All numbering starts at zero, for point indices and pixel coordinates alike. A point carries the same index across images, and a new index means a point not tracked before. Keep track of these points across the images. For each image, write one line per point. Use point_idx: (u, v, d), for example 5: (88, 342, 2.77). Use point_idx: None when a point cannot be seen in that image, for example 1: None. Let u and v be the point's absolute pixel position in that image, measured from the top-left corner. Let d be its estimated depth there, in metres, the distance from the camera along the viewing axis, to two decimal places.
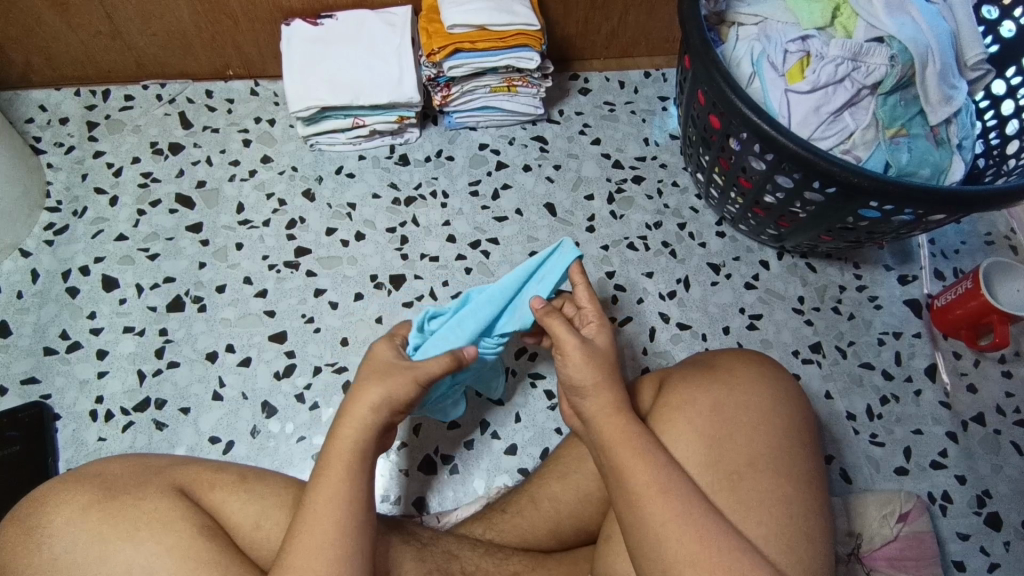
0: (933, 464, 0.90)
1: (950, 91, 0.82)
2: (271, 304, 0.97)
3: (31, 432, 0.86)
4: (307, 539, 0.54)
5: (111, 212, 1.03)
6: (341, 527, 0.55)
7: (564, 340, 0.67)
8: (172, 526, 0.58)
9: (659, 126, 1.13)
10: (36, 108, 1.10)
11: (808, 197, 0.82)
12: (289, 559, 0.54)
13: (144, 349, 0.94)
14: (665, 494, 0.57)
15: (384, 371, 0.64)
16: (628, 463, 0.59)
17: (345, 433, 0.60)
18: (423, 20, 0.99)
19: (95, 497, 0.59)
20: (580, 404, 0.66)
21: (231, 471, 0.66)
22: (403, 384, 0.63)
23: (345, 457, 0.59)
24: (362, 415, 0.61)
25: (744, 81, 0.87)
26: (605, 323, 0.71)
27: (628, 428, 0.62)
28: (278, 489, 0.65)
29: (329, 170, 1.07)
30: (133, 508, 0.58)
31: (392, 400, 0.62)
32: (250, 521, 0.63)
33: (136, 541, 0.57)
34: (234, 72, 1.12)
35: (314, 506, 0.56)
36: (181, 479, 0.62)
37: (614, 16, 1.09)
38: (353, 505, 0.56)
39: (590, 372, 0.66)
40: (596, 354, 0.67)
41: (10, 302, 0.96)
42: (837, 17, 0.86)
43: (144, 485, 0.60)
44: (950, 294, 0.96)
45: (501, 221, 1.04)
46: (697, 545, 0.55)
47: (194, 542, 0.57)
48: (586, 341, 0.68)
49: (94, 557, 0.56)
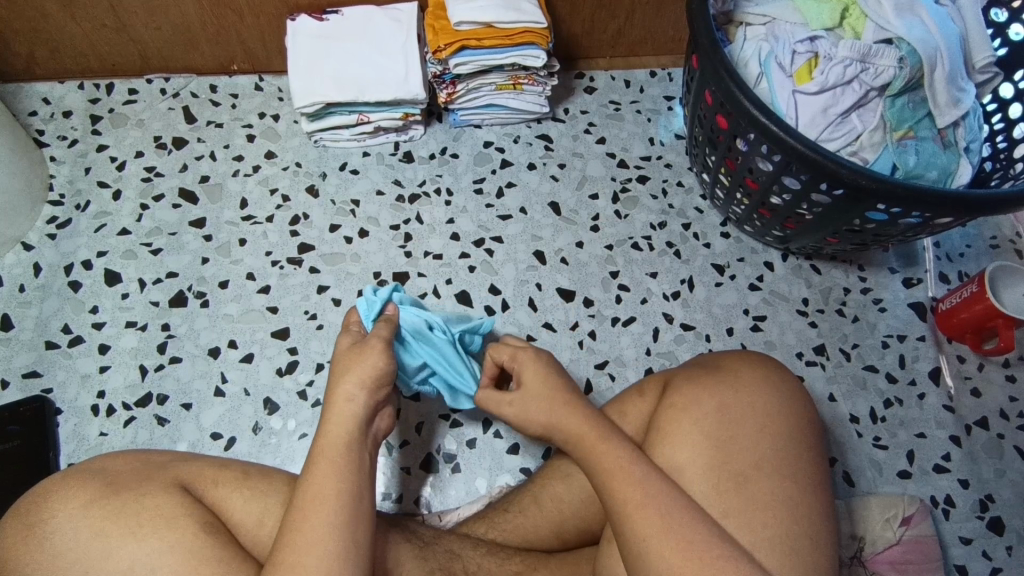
0: (936, 468, 0.90)
1: (959, 94, 0.82)
2: (274, 300, 0.96)
3: (31, 427, 0.86)
4: (300, 535, 0.54)
5: (115, 206, 1.02)
6: (333, 522, 0.54)
7: (495, 402, 0.72)
8: (175, 522, 0.57)
9: (665, 126, 1.12)
10: (40, 101, 1.10)
11: (815, 199, 0.82)
12: (281, 556, 0.53)
13: (146, 343, 0.93)
14: (648, 505, 0.58)
15: (354, 354, 0.66)
16: (611, 479, 0.60)
17: (325, 424, 0.61)
18: (429, 16, 0.98)
19: (96, 493, 0.58)
20: (551, 439, 0.68)
21: (234, 467, 0.66)
22: (376, 361, 0.66)
23: (332, 447, 0.59)
24: (343, 406, 0.62)
25: (752, 81, 0.86)
26: (531, 357, 0.72)
27: (611, 441, 0.63)
28: (282, 486, 0.65)
29: (334, 166, 1.06)
30: (135, 506, 0.58)
31: (364, 382, 0.64)
32: (253, 518, 0.62)
33: (139, 538, 0.56)
34: (238, 67, 1.12)
35: (305, 500, 0.56)
36: (184, 476, 0.62)
37: (621, 15, 1.08)
38: (343, 499, 0.56)
39: (542, 420, 0.68)
40: (535, 400, 0.69)
41: (12, 296, 0.96)
42: (847, 19, 0.85)
43: (147, 481, 0.60)
44: (955, 298, 0.96)
45: (505, 219, 1.03)
46: (681, 554, 0.55)
47: (197, 539, 0.57)
48: (517, 391, 0.70)
49: (99, 553, 0.56)
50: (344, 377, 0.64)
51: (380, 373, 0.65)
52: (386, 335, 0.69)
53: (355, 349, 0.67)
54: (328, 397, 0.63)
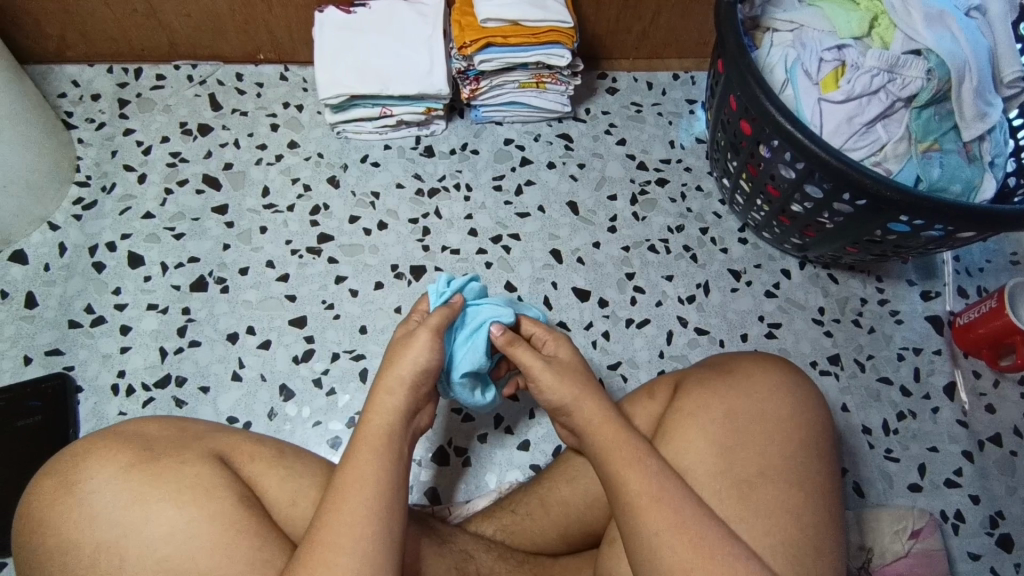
0: (947, 483, 0.90)
1: (986, 107, 0.81)
2: (292, 288, 0.98)
3: (53, 403, 0.88)
4: (337, 517, 0.55)
5: (139, 189, 1.04)
6: (372, 506, 0.55)
7: (529, 365, 0.68)
8: (216, 492, 0.59)
9: (686, 129, 1.12)
10: (69, 83, 1.11)
11: (836, 208, 0.82)
12: (320, 534, 0.54)
13: (166, 326, 0.95)
14: (659, 504, 0.58)
15: (400, 347, 0.65)
16: (620, 473, 0.60)
17: (369, 414, 0.61)
18: (456, 12, 0.98)
19: (136, 457, 0.59)
20: (568, 418, 0.67)
21: (269, 445, 0.67)
22: (417, 355, 0.64)
23: (374, 437, 0.60)
24: (385, 400, 0.62)
25: (777, 87, 0.86)
26: (560, 338, 0.73)
27: (624, 436, 0.63)
28: (315, 469, 0.67)
29: (355, 158, 1.07)
30: (174, 472, 0.59)
31: (405, 379, 0.63)
32: (286, 497, 0.63)
33: (179, 504, 0.57)
34: (265, 56, 1.13)
35: (342, 485, 0.56)
36: (222, 448, 0.63)
37: (646, 16, 1.08)
38: (383, 487, 0.56)
39: (571, 391, 0.66)
40: (567, 374, 0.67)
41: (37, 274, 0.97)
42: (875, 28, 0.85)
43: (185, 450, 0.61)
44: (973, 313, 0.95)
45: (524, 217, 1.04)
46: (687, 554, 0.56)
47: (236, 510, 0.58)
48: (552, 361, 0.69)
49: (137, 517, 0.56)
50: (387, 369, 0.64)
51: (421, 369, 0.64)
52: (436, 324, 0.67)
53: (404, 339, 0.66)
54: (374, 388, 0.63)
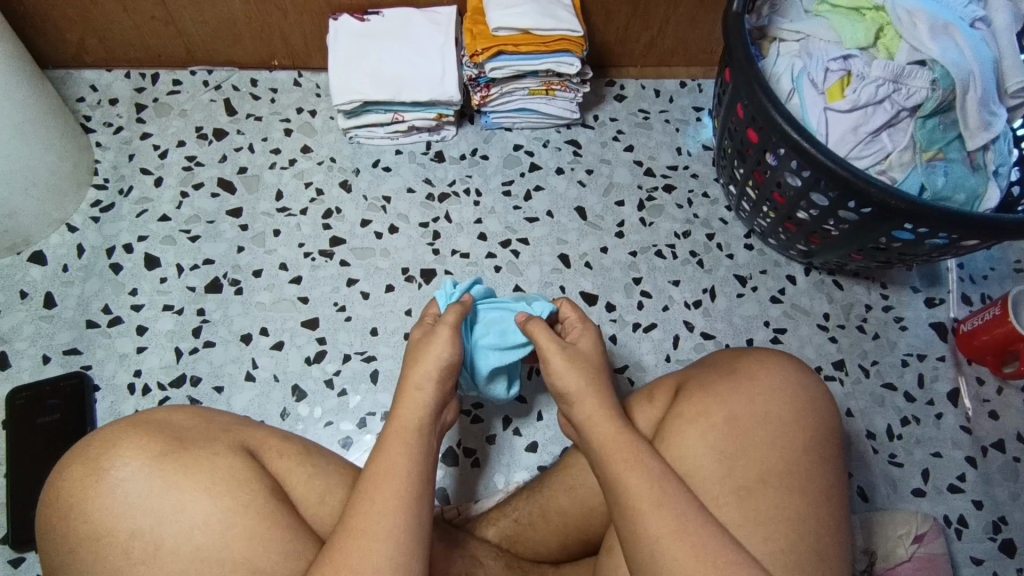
0: (950, 488, 0.91)
1: (990, 117, 0.83)
2: (305, 290, 0.99)
3: (71, 401, 0.89)
4: (371, 503, 0.56)
5: (156, 192, 1.06)
6: (405, 495, 0.57)
7: (545, 346, 0.72)
8: (248, 484, 0.60)
9: (693, 136, 1.14)
10: (88, 87, 1.13)
11: (842, 216, 0.83)
12: (351, 522, 0.55)
13: (182, 326, 0.96)
14: (659, 508, 0.59)
15: (422, 346, 0.69)
16: (622, 476, 0.61)
17: (399, 409, 0.64)
18: (468, 21, 1.00)
19: (169, 447, 0.60)
20: (573, 418, 0.69)
21: (295, 442, 0.69)
22: (440, 352, 0.67)
23: (404, 431, 0.62)
24: (416, 396, 0.64)
25: (784, 96, 0.88)
26: (587, 325, 0.76)
27: (626, 439, 0.64)
28: (340, 467, 0.68)
29: (367, 162, 1.09)
30: (207, 463, 0.60)
31: (432, 375, 0.66)
32: (315, 495, 0.65)
33: (213, 495, 0.59)
34: (279, 62, 1.15)
35: (376, 475, 0.58)
36: (251, 442, 0.65)
37: (654, 25, 1.10)
38: (415, 479, 0.58)
39: (577, 383, 0.69)
40: (576, 366, 0.70)
41: (56, 275, 0.99)
42: (881, 39, 0.86)
43: (216, 442, 0.62)
44: (977, 320, 0.96)
45: (532, 221, 1.05)
46: (688, 559, 0.57)
47: (268, 503, 0.60)
48: (570, 347, 0.72)
49: (172, 506, 0.58)
50: (412, 368, 0.67)
51: (442, 366, 0.67)
52: (453, 320, 0.70)
53: (422, 340, 0.69)
54: (400, 386, 0.66)
